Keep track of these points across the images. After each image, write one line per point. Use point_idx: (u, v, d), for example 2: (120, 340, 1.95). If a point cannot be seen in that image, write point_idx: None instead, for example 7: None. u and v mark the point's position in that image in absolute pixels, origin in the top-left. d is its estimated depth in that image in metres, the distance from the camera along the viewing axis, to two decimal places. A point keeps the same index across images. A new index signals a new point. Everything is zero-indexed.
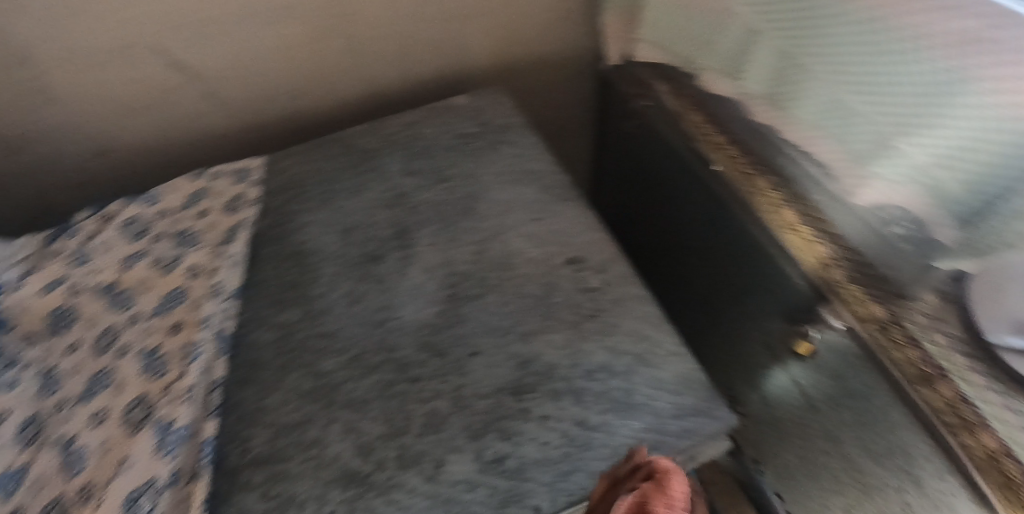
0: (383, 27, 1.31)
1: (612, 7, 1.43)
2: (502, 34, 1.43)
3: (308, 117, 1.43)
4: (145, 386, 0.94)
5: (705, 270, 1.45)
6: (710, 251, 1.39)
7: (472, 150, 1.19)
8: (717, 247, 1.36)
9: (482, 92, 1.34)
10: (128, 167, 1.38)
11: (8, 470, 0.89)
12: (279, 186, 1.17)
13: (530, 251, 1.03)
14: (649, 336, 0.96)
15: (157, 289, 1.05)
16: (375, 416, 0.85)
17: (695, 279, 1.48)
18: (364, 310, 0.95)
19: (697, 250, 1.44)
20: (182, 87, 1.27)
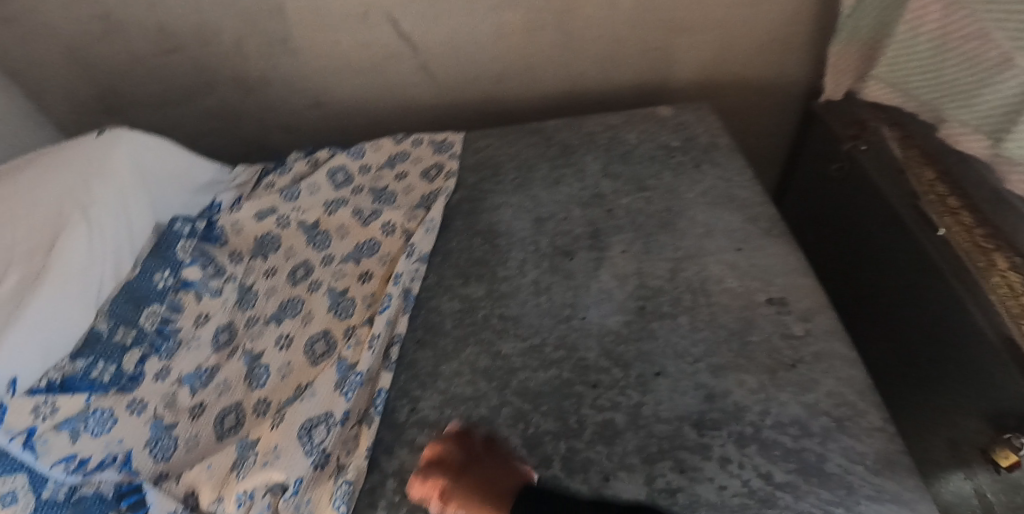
0: (601, 27, 1.27)
1: (843, 37, 1.24)
2: (721, 53, 1.34)
3: (504, 105, 1.41)
4: (330, 323, 0.98)
5: (893, 357, 1.15)
6: (914, 318, 1.07)
7: (675, 165, 1.13)
8: (913, 326, 1.08)
9: (690, 107, 1.27)
10: (335, 123, 1.46)
11: (201, 367, 1.00)
12: (475, 162, 1.19)
13: (729, 282, 0.95)
14: (854, 403, 0.80)
15: (352, 236, 1.10)
16: (545, 411, 0.82)
17: (896, 346, 1.14)
18: (550, 303, 0.93)
19: (888, 331, 1.16)
20: (401, 58, 1.31)
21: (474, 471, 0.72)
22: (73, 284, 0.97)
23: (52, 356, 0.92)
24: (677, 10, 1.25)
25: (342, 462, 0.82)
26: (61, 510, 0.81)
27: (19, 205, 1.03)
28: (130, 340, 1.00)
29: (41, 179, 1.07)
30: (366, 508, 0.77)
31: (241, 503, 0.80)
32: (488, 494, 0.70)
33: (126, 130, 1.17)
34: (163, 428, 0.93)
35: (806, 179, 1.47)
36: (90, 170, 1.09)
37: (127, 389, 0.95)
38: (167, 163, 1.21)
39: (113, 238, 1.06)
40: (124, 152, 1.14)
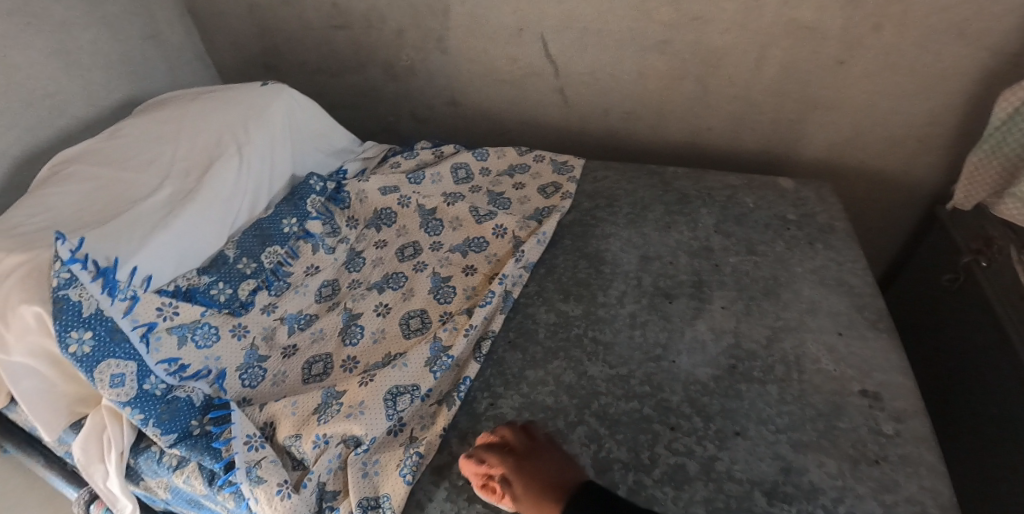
0: (739, 87, 1.28)
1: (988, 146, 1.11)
2: (851, 139, 1.30)
3: (627, 142, 1.44)
4: (428, 304, 1.04)
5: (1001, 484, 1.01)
6: None
7: (789, 237, 1.13)
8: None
9: (813, 183, 1.26)
10: (464, 124, 1.54)
11: (301, 313, 1.08)
12: (591, 190, 1.24)
13: (824, 363, 0.93)
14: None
15: (464, 229, 1.16)
16: (621, 439, 0.83)
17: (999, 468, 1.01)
18: (643, 339, 0.96)
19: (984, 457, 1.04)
20: (542, 77, 1.38)
21: (537, 459, 0.73)
22: (215, 207, 1.08)
23: (184, 266, 1.02)
24: (816, 88, 1.25)
25: (414, 435, 0.87)
26: (156, 404, 0.89)
27: (187, 130, 1.17)
28: (249, 271, 1.08)
29: (210, 111, 1.20)
30: (429, 484, 0.82)
31: (317, 446, 0.85)
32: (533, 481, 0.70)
33: (287, 86, 1.29)
34: (255, 358, 1.01)
35: (914, 274, 1.37)
36: (250, 112, 1.21)
37: (236, 313, 1.04)
38: (315, 123, 1.32)
39: (255, 176, 1.17)
40: (282, 104, 1.25)
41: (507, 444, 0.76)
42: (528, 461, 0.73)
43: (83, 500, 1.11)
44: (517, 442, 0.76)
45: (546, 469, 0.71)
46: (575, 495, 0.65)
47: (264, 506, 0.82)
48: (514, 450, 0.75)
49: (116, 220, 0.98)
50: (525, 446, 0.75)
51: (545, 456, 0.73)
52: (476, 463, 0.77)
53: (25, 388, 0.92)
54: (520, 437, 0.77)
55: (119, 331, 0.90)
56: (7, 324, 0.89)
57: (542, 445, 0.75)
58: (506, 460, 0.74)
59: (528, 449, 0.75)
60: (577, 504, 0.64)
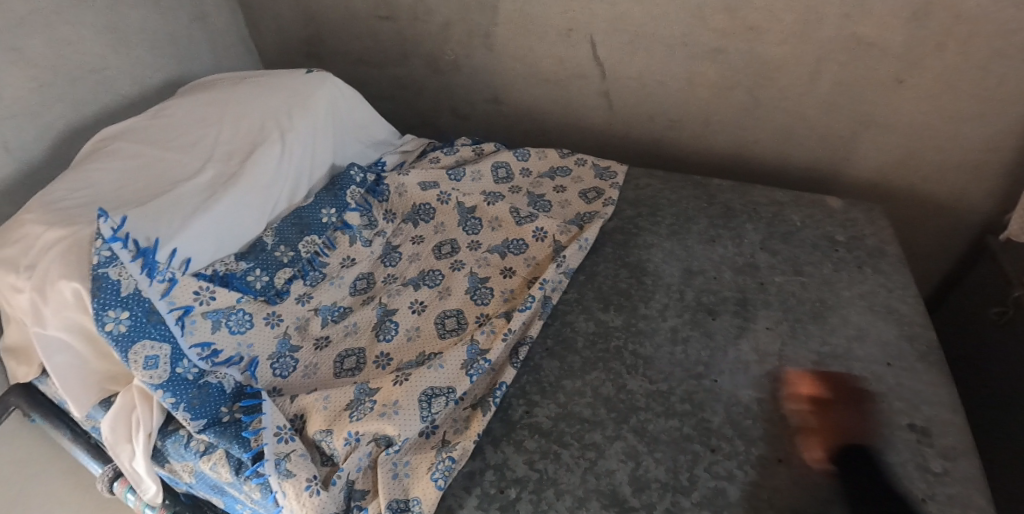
0: (790, 100, 1.23)
1: None
2: (904, 160, 1.23)
3: (670, 151, 1.40)
4: (464, 304, 1.03)
5: None
6: None
7: (837, 259, 1.08)
8: None
9: (863, 203, 1.21)
10: (505, 122, 1.52)
11: (335, 305, 1.07)
12: (634, 198, 1.22)
13: (872, 393, 0.88)
14: None
15: (503, 230, 1.15)
16: (658, 458, 0.82)
17: None
18: (685, 355, 0.94)
19: None
20: (588, 79, 1.35)
21: (844, 414, 0.86)
22: (256, 193, 1.07)
23: (222, 250, 1.02)
24: (872, 106, 1.18)
25: (447, 438, 0.85)
26: (188, 389, 0.89)
27: (232, 113, 1.16)
28: (286, 259, 1.07)
29: (254, 96, 1.20)
30: (460, 490, 0.80)
31: (348, 443, 0.84)
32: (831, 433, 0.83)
33: (332, 75, 1.28)
34: (288, 347, 1.00)
35: (955, 303, 1.30)
36: (295, 99, 1.21)
37: (272, 301, 1.03)
38: (356, 113, 1.31)
39: (297, 163, 1.16)
40: (326, 92, 1.25)
41: (815, 383, 0.90)
42: (837, 413, 0.86)
43: (107, 478, 1.11)
44: (829, 392, 0.89)
45: (844, 420, 0.85)
46: (838, 457, 0.81)
47: (292, 501, 0.80)
48: (827, 398, 0.88)
49: (159, 200, 0.97)
50: (833, 397, 0.88)
51: (852, 415, 0.86)
52: (805, 385, 0.90)
53: (58, 363, 0.92)
54: (828, 385, 0.89)
55: (155, 313, 0.89)
56: (45, 297, 0.89)
57: (846, 401, 0.88)
58: (815, 403, 0.88)
59: (848, 394, 0.88)
60: (839, 464, 0.80)
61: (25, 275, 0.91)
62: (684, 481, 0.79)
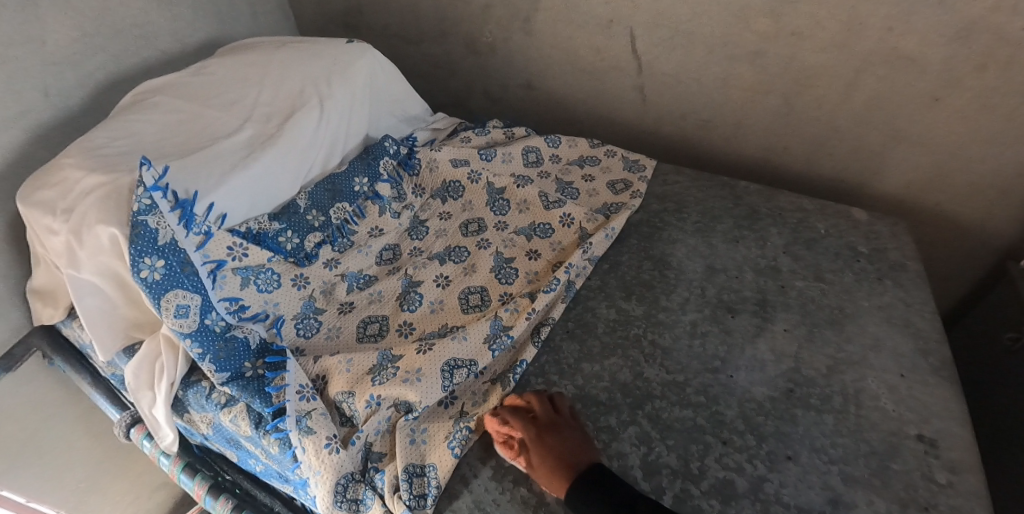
0: (824, 109, 1.23)
1: None
2: (933, 178, 1.23)
3: (699, 149, 1.42)
4: (489, 281, 1.06)
5: None
6: None
7: (858, 270, 1.09)
8: None
9: (889, 217, 1.20)
10: (537, 108, 1.53)
11: (361, 272, 1.10)
12: (661, 193, 1.23)
13: (883, 402, 0.89)
14: None
15: (531, 213, 1.17)
16: (671, 445, 0.84)
17: None
18: (703, 349, 0.96)
19: None
20: (623, 72, 1.36)
21: (553, 436, 0.79)
22: (293, 156, 1.09)
23: (256, 209, 1.04)
24: (905, 121, 1.18)
25: (465, 409, 0.88)
26: (214, 341, 0.91)
27: (272, 77, 1.18)
28: (317, 223, 1.09)
29: (295, 62, 1.21)
30: (476, 460, 0.83)
31: (369, 406, 0.86)
32: (557, 465, 0.76)
33: (372, 46, 1.29)
34: (312, 309, 1.03)
35: (972, 324, 1.30)
36: (334, 67, 1.22)
37: (300, 263, 1.05)
38: (393, 86, 1.32)
39: (333, 131, 1.18)
40: (365, 63, 1.26)
41: (531, 409, 0.83)
42: (546, 436, 0.79)
43: (125, 422, 1.11)
44: (519, 421, 0.81)
45: (557, 450, 0.77)
46: (580, 479, 0.73)
47: (311, 457, 0.82)
48: (540, 420, 0.81)
49: (198, 154, 0.98)
50: (546, 416, 0.82)
51: (563, 433, 0.79)
52: (500, 421, 0.83)
53: (88, 305, 0.93)
54: (534, 412, 0.83)
55: (189, 264, 0.91)
56: (81, 241, 0.89)
57: (563, 422, 0.81)
58: (529, 426, 0.80)
59: (550, 421, 0.81)
60: (581, 483, 0.73)
61: (62, 218, 0.90)
62: (695, 470, 0.81)
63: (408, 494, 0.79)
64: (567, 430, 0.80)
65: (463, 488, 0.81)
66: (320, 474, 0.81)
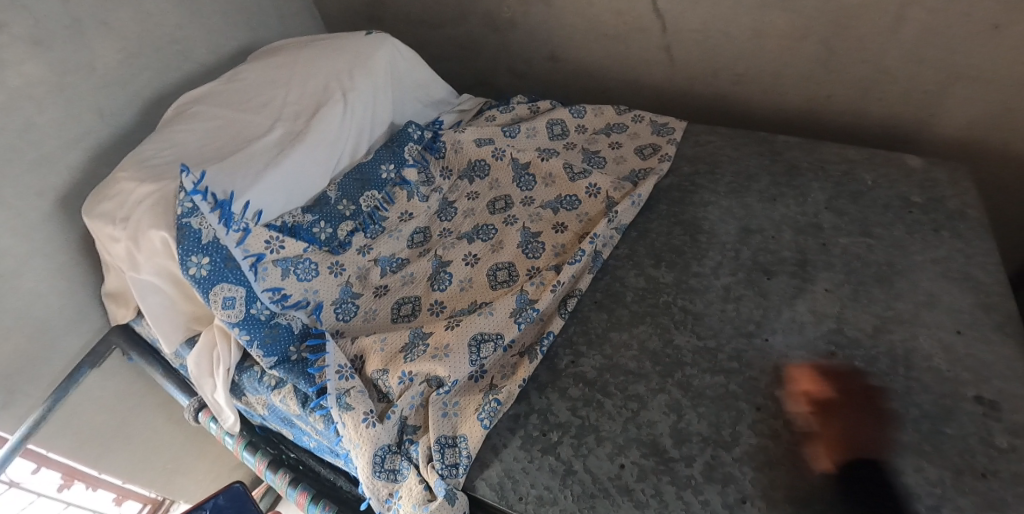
0: (867, 51, 1.14)
1: None
2: (999, 116, 1.12)
3: (734, 106, 1.35)
4: (517, 257, 1.07)
5: None
6: None
7: (910, 222, 1.01)
8: None
9: (948, 163, 1.10)
10: (564, 79, 1.51)
11: (393, 256, 1.13)
12: (692, 155, 1.20)
13: (937, 361, 0.83)
14: None
15: (557, 186, 1.16)
16: (701, 413, 0.83)
17: None
18: (736, 313, 0.93)
19: None
20: (649, 33, 1.31)
21: (848, 416, 0.79)
22: (321, 150, 1.13)
23: (291, 203, 1.08)
24: (962, 54, 1.08)
25: (494, 382, 0.90)
26: (261, 328, 0.97)
27: (298, 77, 1.22)
28: (348, 213, 1.13)
29: (319, 59, 1.25)
30: (505, 430, 0.85)
31: (402, 382, 0.89)
32: (838, 446, 0.77)
33: (390, 35, 1.30)
34: (350, 294, 1.07)
35: None
36: (356, 60, 1.25)
37: (335, 252, 1.09)
38: (415, 72, 1.33)
39: (359, 122, 1.21)
40: (385, 54, 1.28)
41: (835, 376, 0.83)
42: (832, 420, 0.79)
43: (193, 407, 1.20)
44: (830, 387, 0.83)
45: (844, 432, 0.78)
46: (846, 468, 0.75)
47: (351, 432, 0.87)
48: (832, 401, 0.81)
49: (234, 157, 1.03)
50: (839, 397, 0.81)
51: (846, 419, 0.79)
52: (805, 389, 0.83)
53: (151, 303, 1.00)
54: (823, 387, 0.83)
55: (232, 259, 0.97)
56: (137, 245, 0.95)
57: (856, 402, 0.81)
58: (816, 407, 0.81)
59: (852, 404, 0.81)
60: (846, 479, 0.74)
61: (119, 227, 0.97)
62: (724, 437, 0.80)
63: (440, 463, 0.82)
64: (850, 393, 0.82)
65: (493, 457, 0.83)
66: (359, 447, 0.85)
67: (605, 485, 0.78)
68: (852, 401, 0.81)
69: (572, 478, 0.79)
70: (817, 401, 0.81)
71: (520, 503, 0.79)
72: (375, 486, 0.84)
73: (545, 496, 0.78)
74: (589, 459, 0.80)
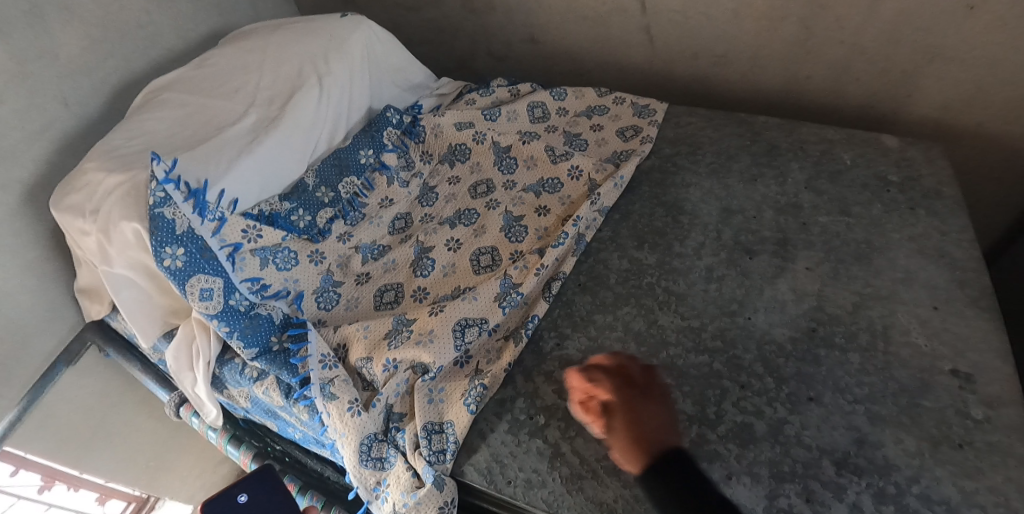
0: (846, 31, 1.15)
1: None
2: (974, 95, 1.14)
3: (713, 88, 1.35)
4: (499, 241, 1.06)
5: None
6: None
7: (887, 200, 1.03)
8: None
9: (923, 142, 1.12)
10: (544, 61, 1.49)
11: (374, 243, 1.11)
12: (673, 137, 1.20)
13: (914, 336, 0.85)
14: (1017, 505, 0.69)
15: (539, 169, 1.16)
16: (686, 392, 0.83)
17: None
18: (719, 293, 0.94)
19: None
20: (628, 14, 1.30)
21: (646, 404, 0.75)
22: (297, 135, 1.10)
23: (267, 191, 1.06)
24: (938, 34, 1.09)
25: (480, 368, 0.89)
26: (240, 319, 0.94)
27: (271, 61, 1.19)
28: (327, 200, 1.11)
29: (293, 42, 1.22)
30: (492, 415, 0.85)
31: (387, 369, 0.88)
32: (638, 435, 0.70)
33: (366, 17, 1.28)
34: (331, 282, 1.05)
35: None
36: (331, 43, 1.22)
37: (314, 240, 1.07)
38: (392, 56, 1.31)
39: (335, 107, 1.19)
40: (361, 36, 1.25)
41: (623, 368, 0.81)
42: (641, 402, 0.75)
43: (174, 402, 1.18)
44: (726, 373, 0.84)
45: (648, 421, 0.72)
46: (655, 463, 0.67)
47: (336, 421, 0.85)
48: (633, 384, 0.78)
49: (206, 144, 1.00)
50: (641, 383, 0.79)
51: (653, 409, 0.74)
52: (588, 378, 0.80)
53: (126, 297, 0.97)
54: (626, 376, 0.79)
55: (208, 250, 0.94)
56: (108, 237, 0.92)
57: (656, 394, 0.77)
58: (622, 385, 0.77)
59: (645, 388, 0.78)
60: (654, 473, 0.66)
61: (90, 219, 0.94)
62: (710, 416, 0.80)
63: (428, 450, 0.82)
64: (646, 379, 0.80)
65: (481, 442, 0.83)
66: (345, 436, 0.84)
67: (593, 466, 0.78)
68: (653, 390, 0.78)
69: (560, 460, 0.79)
70: (622, 381, 0.78)
71: (509, 486, 0.79)
72: (362, 475, 0.83)
73: (533, 479, 0.79)
74: (576, 441, 0.81)
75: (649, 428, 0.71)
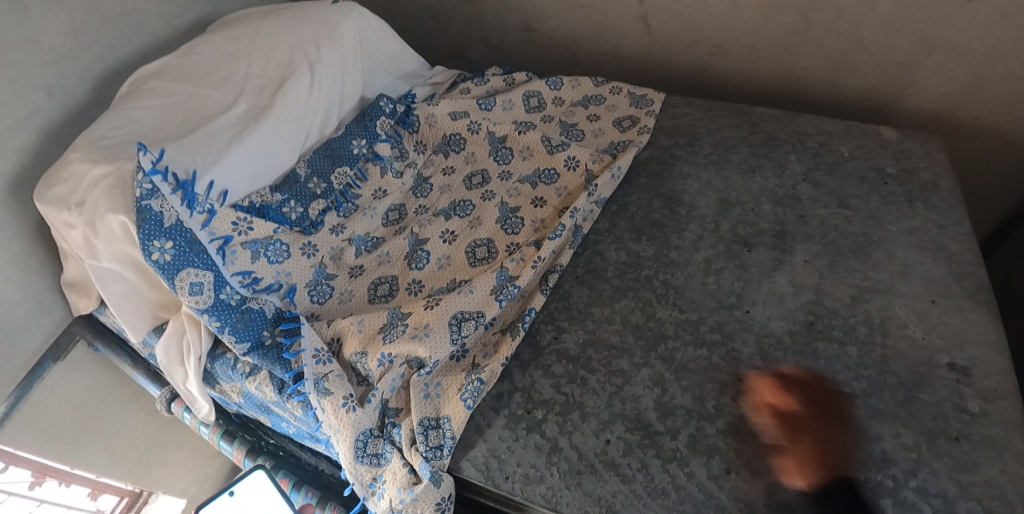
0: (845, 21, 1.14)
1: None
2: (971, 87, 1.14)
3: (710, 78, 1.34)
4: (495, 233, 1.05)
5: None
6: None
7: (885, 193, 1.02)
8: None
9: (920, 134, 1.12)
10: (539, 50, 1.47)
11: (368, 235, 1.09)
12: (671, 128, 1.18)
13: (911, 329, 0.85)
14: (1014, 498, 0.69)
15: (535, 160, 1.14)
16: (685, 385, 0.83)
17: None
18: (717, 286, 0.93)
19: None
20: (625, 2, 1.28)
21: (827, 431, 0.76)
22: (288, 125, 1.08)
23: (257, 182, 1.03)
24: (936, 25, 1.08)
25: (477, 362, 0.88)
26: (231, 314, 0.92)
27: (261, 48, 1.16)
28: (319, 191, 1.09)
29: (283, 29, 1.19)
30: (489, 410, 0.84)
31: (382, 364, 0.87)
32: (812, 461, 0.74)
33: (358, 4, 1.25)
34: (324, 275, 1.04)
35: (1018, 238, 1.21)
36: (322, 30, 1.19)
37: (307, 232, 1.05)
38: (385, 43, 1.29)
39: (326, 96, 1.16)
40: (352, 24, 1.23)
41: (807, 384, 0.81)
42: (805, 433, 0.76)
43: (165, 398, 1.16)
44: (725, 367, 0.84)
45: (827, 443, 0.75)
46: (828, 484, 0.72)
47: (331, 417, 0.84)
48: (823, 403, 0.79)
49: (195, 134, 0.98)
50: (825, 399, 0.79)
51: (833, 434, 0.76)
52: (772, 390, 0.81)
53: (113, 291, 0.95)
54: (806, 394, 0.80)
55: (197, 243, 0.92)
56: (94, 230, 0.89)
57: (844, 420, 0.77)
58: (805, 405, 0.79)
59: (834, 409, 0.78)
60: (826, 493, 0.71)
61: (75, 212, 0.91)
62: (708, 410, 0.80)
63: (424, 445, 0.81)
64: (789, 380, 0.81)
65: (477, 437, 0.82)
66: (340, 432, 0.83)
67: (591, 461, 0.77)
68: (814, 393, 0.80)
69: (558, 455, 0.79)
70: (797, 414, 0.78)
71: (506, 482, 0.78)
72: (358, 471, 0.82)
73: (531, 474, 0.78)
74: (575, 436, 0.80)
75: (834, 450, 0.74)
